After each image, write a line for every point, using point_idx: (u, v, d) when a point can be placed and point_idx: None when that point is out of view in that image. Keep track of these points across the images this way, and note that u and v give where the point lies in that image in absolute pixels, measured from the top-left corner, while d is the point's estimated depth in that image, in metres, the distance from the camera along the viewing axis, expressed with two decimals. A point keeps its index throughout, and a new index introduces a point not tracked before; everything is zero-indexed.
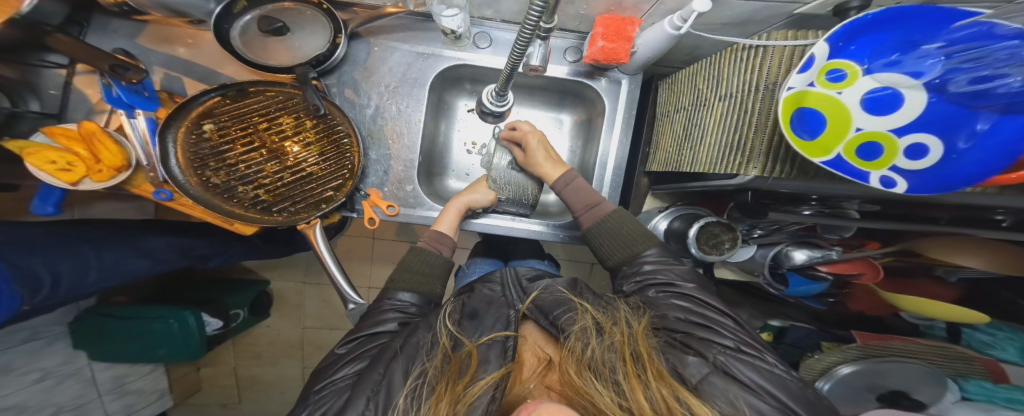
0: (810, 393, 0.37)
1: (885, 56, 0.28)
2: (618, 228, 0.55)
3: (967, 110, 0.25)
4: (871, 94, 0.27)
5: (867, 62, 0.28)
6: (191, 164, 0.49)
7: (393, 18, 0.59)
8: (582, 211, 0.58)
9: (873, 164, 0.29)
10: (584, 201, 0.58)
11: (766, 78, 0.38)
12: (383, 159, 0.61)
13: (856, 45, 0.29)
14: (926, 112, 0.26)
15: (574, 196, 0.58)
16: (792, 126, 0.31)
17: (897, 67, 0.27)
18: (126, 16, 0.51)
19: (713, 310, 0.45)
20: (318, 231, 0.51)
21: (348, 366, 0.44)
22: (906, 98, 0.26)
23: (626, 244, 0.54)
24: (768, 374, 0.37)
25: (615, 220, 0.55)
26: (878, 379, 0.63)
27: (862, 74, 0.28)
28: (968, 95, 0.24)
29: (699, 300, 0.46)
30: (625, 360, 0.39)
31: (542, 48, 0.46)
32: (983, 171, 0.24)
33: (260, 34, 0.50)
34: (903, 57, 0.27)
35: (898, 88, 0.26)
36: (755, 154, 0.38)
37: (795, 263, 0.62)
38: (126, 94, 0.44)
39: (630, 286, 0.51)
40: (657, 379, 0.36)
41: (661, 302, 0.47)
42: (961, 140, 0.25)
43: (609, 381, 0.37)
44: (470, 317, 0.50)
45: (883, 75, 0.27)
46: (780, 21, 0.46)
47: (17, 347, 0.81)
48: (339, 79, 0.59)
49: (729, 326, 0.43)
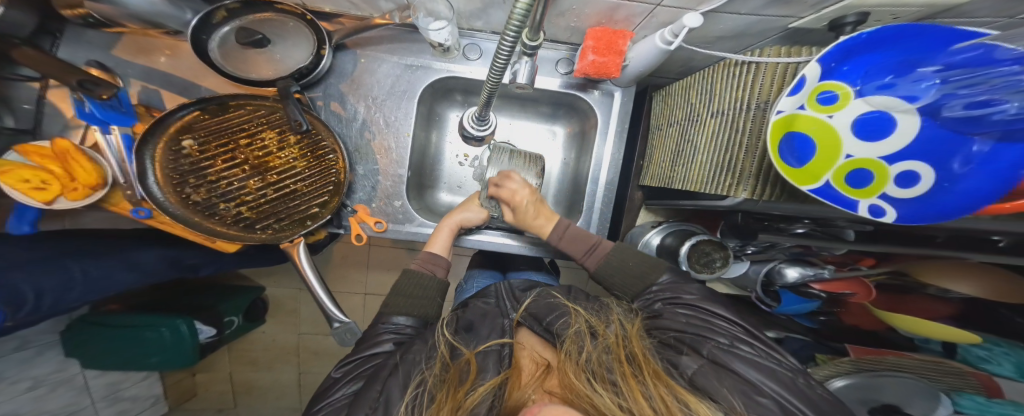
0: (812, 388, 0.36)
1: (878, 78, 0.27)
2: (624, 264, 0.53)
3: (961, 135, 0.23)
4: (863, 116, 0.26)
5: (860, 84, 0.27)
6: (170, 181, 0.48)
7: (382, 29, 0.58)
8: (583, 257, 0.56)
9: (862, 192, 0.28)
10: (585, 246, 0.56)
11: (758, 96, 0.37)
12: (371, 174, 0.60)
13: (849, 65, 0.28)
14: (919, 136, 0.24)
15: (573, 244, 0.56)
16: (780, 153, 0.31)
17: (889, 90, 0.26)
18: (99, 27, 0.49)
19: (713, 310, 0.44)
20: (301, 249, 0.50)
21: (344, 387, 0.43)
22: (898, 123, 0.25)
23: (635, 280, 0.52)
24: (763, 368, 0.37)
25: (620, 256, 0.54)
26: (873, 394, 0.60)
27: (854, 96, 0.27)
28: (964, 121, 0.23)
29: (704, 308, 0.44)
30: (621, 361, 0.38)
31: (529, 65, 0.45)
32: (975, 199, 0.23)
33: (239, 46, 0.49)
34: (897, 79, 0.26)
35: (891, 112, 0.25)
36: (745, 175, 0.37)
37: (788, 280, 0.63)
38: (98, 110, 0.44)
39: (640, 304, 0.50)
40: (654, 378, 0.36)
41: (666, 311, 0.46)
42: (957, 163, 0.23)
43: (605, 381, 0.37)
44: (465, 329, 0.49)
45: (876, 98, 0.26)
46: (774, 35, 0.45)
47: (8, 355, 0.79)
48: (324, 92, 0.58)
49: (726, 323, 0.42)
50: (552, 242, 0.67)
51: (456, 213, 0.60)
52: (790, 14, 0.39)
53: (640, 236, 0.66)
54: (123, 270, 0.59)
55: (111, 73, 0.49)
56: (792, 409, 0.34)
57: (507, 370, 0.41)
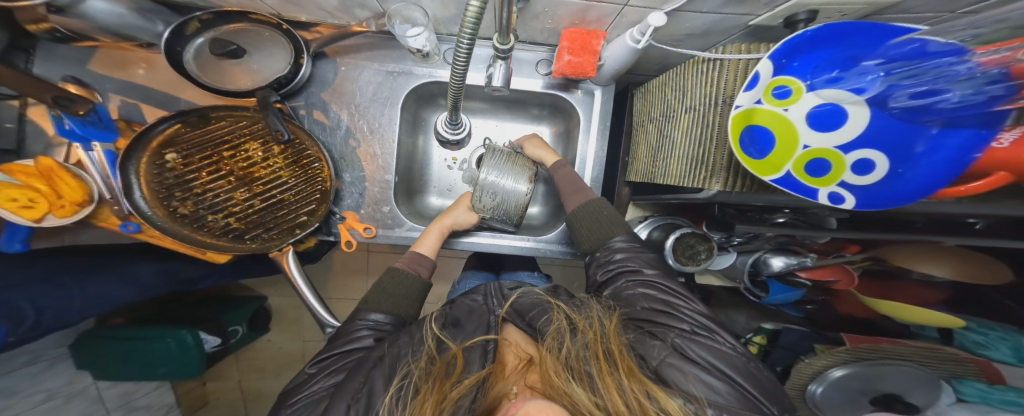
0: (754, 367, 0.40)
1: (827, 73, 0.28)
2: (599, 213, 0.55)
3: (912, 124, 0.24)
4: (817, 109, 0.27)
5: (810, 78, 0.29)
6: (157, 195, 0.49)
7: (361, 37, 0.59)
8: (567, 196, 0.58)
9: (821, 180, 0.28)
10: (572, 185, 0.58)
11: (724, 92, 0.38)
12: (357, 181, 0.61)
13: (798, 62, 0.30)
14: (870, 127, 0.25)
15: (563, 180, 0.59)
16: (741, 145, 0.33)
17: (838, 84, 0.27)
18: (71, 42, 0.51)
19: (674, 296, 0.46)
20: (290, 258, 0.52)
21: (323, 381, 0.44)
22: (849, 116, 0.25)
23: (603, 230, 0.54)
24: (719, 353, 0.40)
25: (597, 207, 0.55)
26: (872, 383, 0.64)
27: (805, 90, 0.28)
28: (910, 110, 0.24)
29: (662, 286, 0.47)
30: (598, 357, 0.40)
31: (504, 67, 0.46)
32: (928, 184, 0.24)
33: (215, 58, 0.50)
34: (844, 73, 0.27)
35: (842, 104, 0.26)
36: (717, 169, 0.38)
37: (773, 269, 0.63)
38: (79, 126, 0.47)
39: (602, 275, 0.51)
40: (629, 375, 0.37)
41: (629, 292, 0.48)
42: (919, 146, 0.23)
43: (583, 375, 0.38)
44: (453, 324, 0.50)
45: (825, 92, 0.27)
46: (738, 32, 0.46)
47: (21, 369, 0.81)
48: (306, 101, 0.59)
49: (687, 308, 0.44)
50: (543, 241, 0.67)
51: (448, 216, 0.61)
52: (748, 12, 0.40)
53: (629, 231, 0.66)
54: (122, 285, 0.60)
55: (89, 88, 0.50)
56: (746, 394, 0.37)
57: (490, 365, 0.42)
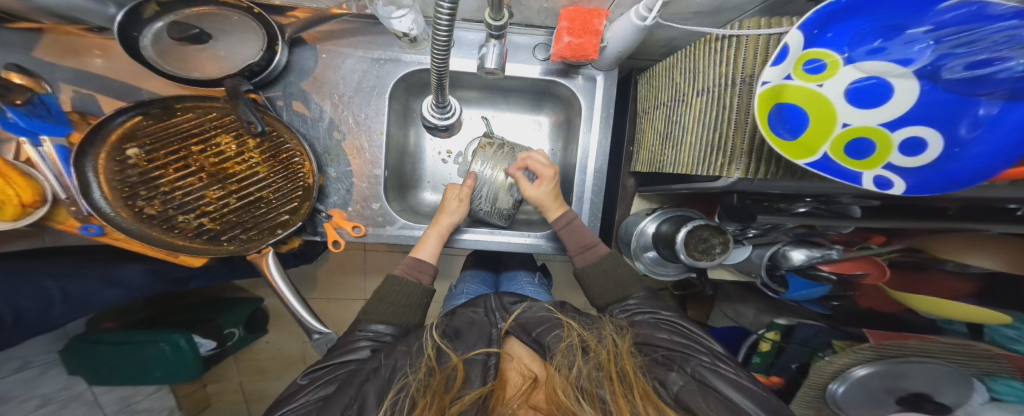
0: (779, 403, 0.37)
1: (867, 43, 0.23)
2: (614, 269, 0.55)
3: (964, 98, 0.19)
4: (855, 85, 0.23)
5: (848, 50, 0.23)
6: (120, 194, 0.46)
7: (342, 22, 0.54)
8: (575, 253, 0.57)
9: (864, 163, 0.24)
10: (581, 243, 0.56)
11: (741, 71, 0.34)
12: (343, 176, 0.57)
13: (833, 32, 0.24)
14: (917, 104, 0.21)
15: (572, 237, 0.56)
16: (769, 125, 0.27)
17: (880, 55, 0.22)
18: (8, 25, 0.46)
19: (694, 326, 0.45)
20: (270, 260, 0.48)
21: (311, 393, 0.41)
22: (895, 90, 0.21)
23: (618, 288, 0.54)
24: (748, 391, 0.37)
25: (612, 263, 0.55)
26: (895, 382, 0.60)
27: (842, 64, 0.24)
28: (963, 82, 0.19)
29: (686, 326, 0.46)
30: (611, 380, 0.37)
31: (498, 48, 0.41)
32: (986, 167, 0.20)
33: (176, 43, 0.46)
34: (887, 43, 0.22)
35: (886, 77, 0.22)
36: (736, 155, 0.34)
37: (794, 263, 0.59)
38: (24, 119, 0.44)
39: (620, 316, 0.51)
40: (644, 398, 0.35)
41: (648, 325, 0.47)
42: (964, 127, 0.20)
43: (595, 398, 0.35)
44: (453, 335, 0.46)
45: (867, 64, 0.22)
46: (753, 8, 0.43)
47: (11, 376, 0.78)
48: (284, 91, 0.55)
49: (707, 339, 0.44)
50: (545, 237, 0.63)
51: (449, 215, 0.57)
52: None
53: (634, 225, 0.62)
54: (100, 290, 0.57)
55: (36, 78, 0.47)
56: None
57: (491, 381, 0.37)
